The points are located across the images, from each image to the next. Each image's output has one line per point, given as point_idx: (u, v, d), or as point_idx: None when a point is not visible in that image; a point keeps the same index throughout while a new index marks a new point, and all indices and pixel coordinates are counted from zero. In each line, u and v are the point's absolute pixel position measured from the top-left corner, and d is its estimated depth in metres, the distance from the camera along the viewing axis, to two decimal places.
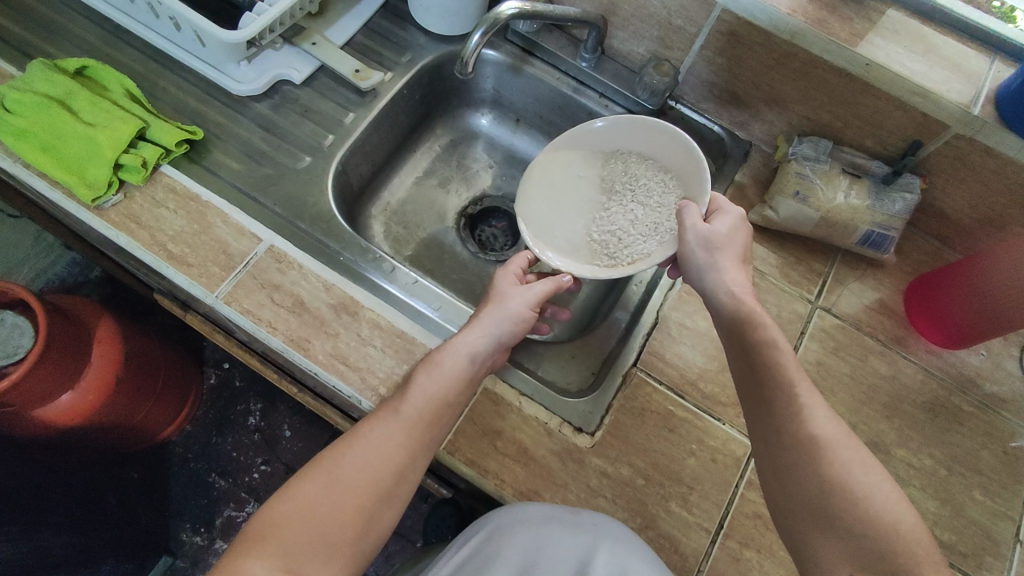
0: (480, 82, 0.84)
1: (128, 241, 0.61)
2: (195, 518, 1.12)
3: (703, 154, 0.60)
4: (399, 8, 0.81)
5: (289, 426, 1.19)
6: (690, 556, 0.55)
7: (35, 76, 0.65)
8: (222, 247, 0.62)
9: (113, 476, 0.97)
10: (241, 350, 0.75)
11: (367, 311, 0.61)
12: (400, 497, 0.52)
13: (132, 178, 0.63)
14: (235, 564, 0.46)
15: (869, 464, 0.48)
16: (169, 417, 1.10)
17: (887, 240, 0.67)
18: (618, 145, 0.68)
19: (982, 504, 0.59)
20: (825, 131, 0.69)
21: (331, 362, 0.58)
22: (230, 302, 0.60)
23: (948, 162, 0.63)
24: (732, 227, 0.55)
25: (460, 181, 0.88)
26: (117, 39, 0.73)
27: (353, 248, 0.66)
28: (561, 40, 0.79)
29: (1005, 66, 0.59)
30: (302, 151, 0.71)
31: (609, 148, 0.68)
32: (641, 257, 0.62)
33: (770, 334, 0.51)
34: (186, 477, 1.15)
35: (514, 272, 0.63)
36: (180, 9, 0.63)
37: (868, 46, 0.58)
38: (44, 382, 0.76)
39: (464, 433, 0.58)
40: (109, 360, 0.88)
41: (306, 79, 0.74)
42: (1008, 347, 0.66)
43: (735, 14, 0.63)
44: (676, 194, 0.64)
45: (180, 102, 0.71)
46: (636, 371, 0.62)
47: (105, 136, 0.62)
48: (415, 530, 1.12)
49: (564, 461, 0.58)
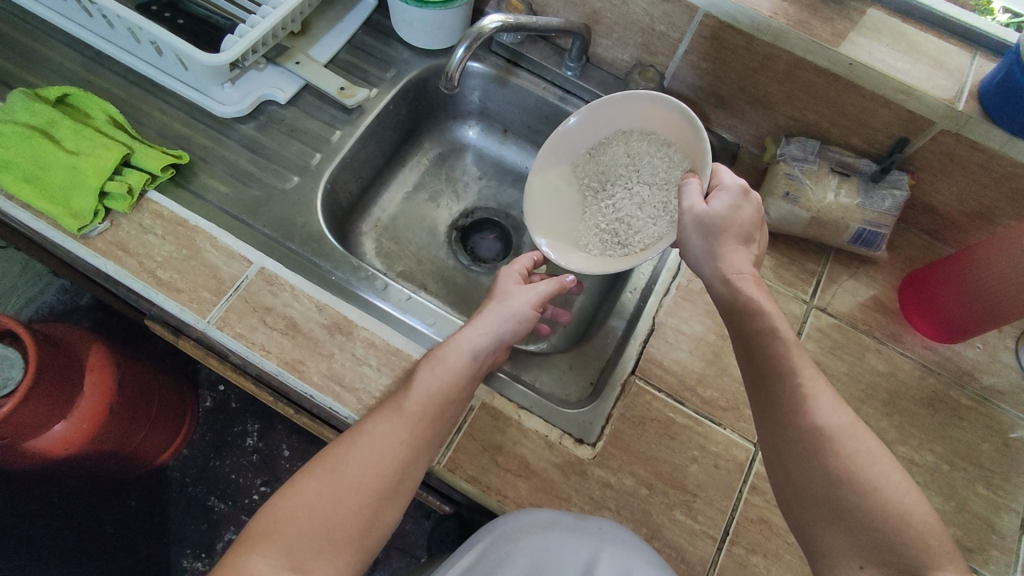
0: (466, 95, 0.84)
1: (117, 269, 0.61)
2: (195, 543, 1.08)
3: (702, 122, 0.57)
4: (383, 24, 0.80)
5: (288, 445, 1.17)
6: (697, 564, 0.55)
7: (15, 105, 0.64)
8: (213, 272, 0.62)
9: (95, 502, 1.02)
10: (236, 372, 0.73)
11: (361, 330, 0.60)
12: (399, 506, 0.51)
13: (118, 206, 0.63)
14: (241, 562, 0.45)
15: (878, 455, 0.47)
16: (166, 441, 1.07)
17: (879, 238, 0.67)
18: (618, 125, 0.67)
19: (986, 499, 0.59)
20: (812, 131, 0.69)
21: (326, 383, 0.58)
22: (222, 327, 0.59)
23: (936, 158, 0.63)
24: (733, 205, 0.53)
25: (450, 195, 0.88)
26: (98, 65, 0.73)
27: (345, 266, 0.66)
28: (545, 50, 0.79)
29: (986, 61, 0.60)
30: (290, 171, 0.71)
31: (609, 131, 0.67)
32: (653, 241, 0.62)
33: (772, 323, 0.50)
34: (185, 502, 1.11)
35: (516, 272, 0.64)
36: (159, 34, 0.63)
37: (849, 46, 0.59)
38: (39, 411, 0.77)
39: (465, 449, 0.57)
40: (103, 389, 0.87)
41: (291, 98, 0.74)
42: (1004, 339, 0.67)
43: (717, 18, 0.63)
44: (682, 167, 0.62)
45: (165, 127, 0.71)
46: (635, 379, 0.62)
47: (89, 164, 0.62)
48: (419, 545, 1.11)
49: (566, 474, 0.57)
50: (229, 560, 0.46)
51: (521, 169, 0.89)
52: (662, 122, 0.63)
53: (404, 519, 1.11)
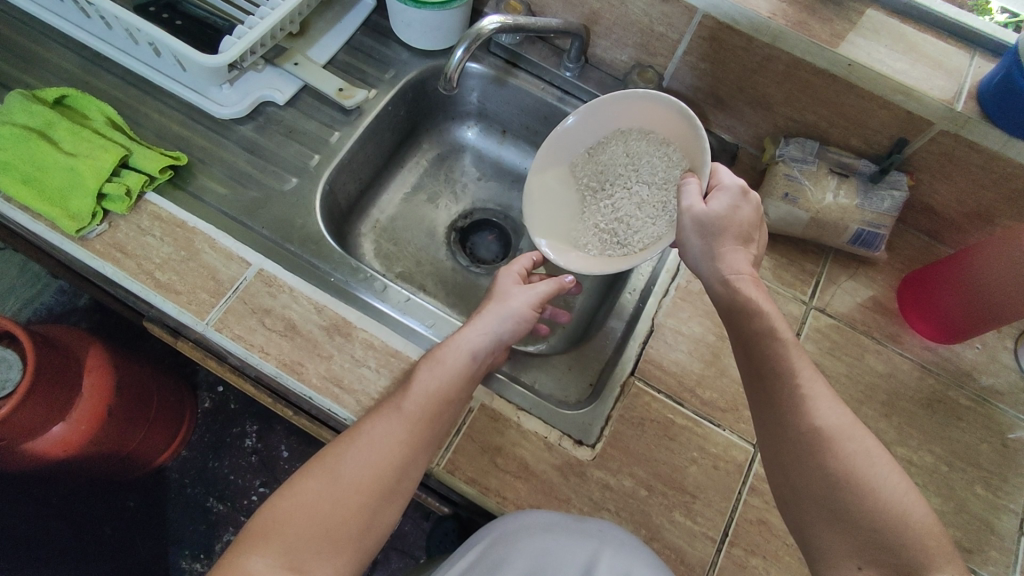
0: (465, 96, 0.84)
1: (115, 271, 0.61)
2: (193, 544, 1.09)
3: (700, 121, 0.57)
4: (381, 25, 0.80)
5: (287, 446, 1.16)
6: (696, 565, 0.55)
7: (12, 107, 0.64)
8: (211, 273, 0.61)
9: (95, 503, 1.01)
10: (236, 374, 0.73)
11: (361, 332, 0.60)
12: (398, 508, 0.51)
13: (116, 207, 0.62)
14: (239, 563, 0.45)
15: (876, 456, 0.47)
16: (164, 442, 1.07)
17: (878, 239, 0.67)
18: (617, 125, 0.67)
19: (985, 499, 0.59)
20: (811, 131, 0.69)
21: (325, 385, 0.58)
22: (221, 328, 0.59)
23: (935, 158, 0.63)
24: (732, 205, 0.53)
25: (449, 195, 0.88)
26: (96, 66, 0.73)
27: (344, 267, 0.65)
28: (544, 50, 0.78)
29: (985, 61, 0.60)
30: (289, 172, 0.70)
31: (608, 130, 0.67)
32: (652, 240, 0.61)
33: (771, 324, 0.50)
34: (184, 503, 1.11)
35: (516, 272, 0.64)
36: (157, 35, 0.63)
37: (848, 46, 0.59)
38: (37, 413, 0.77)
39: (464, 451, 0.57)
40: (101, 391, 0.86)
41: (290, 99, 0.74)
42: (1003, 340, 0.67)
43: (716, 19, 0.63)
44: (682, 167, 0.62)
45: (163, 128, 0.70)
46: (634, 380, 0.62)
47: (87, 166, 0.61)
48: (418, 546, 1.10)
49: (565, 475, 0.57)
50: (228, 560, 0.46)
51: (520, 170, 0.88)
52: (661, 122, 0.63)
53: (403, 520, 1.11)
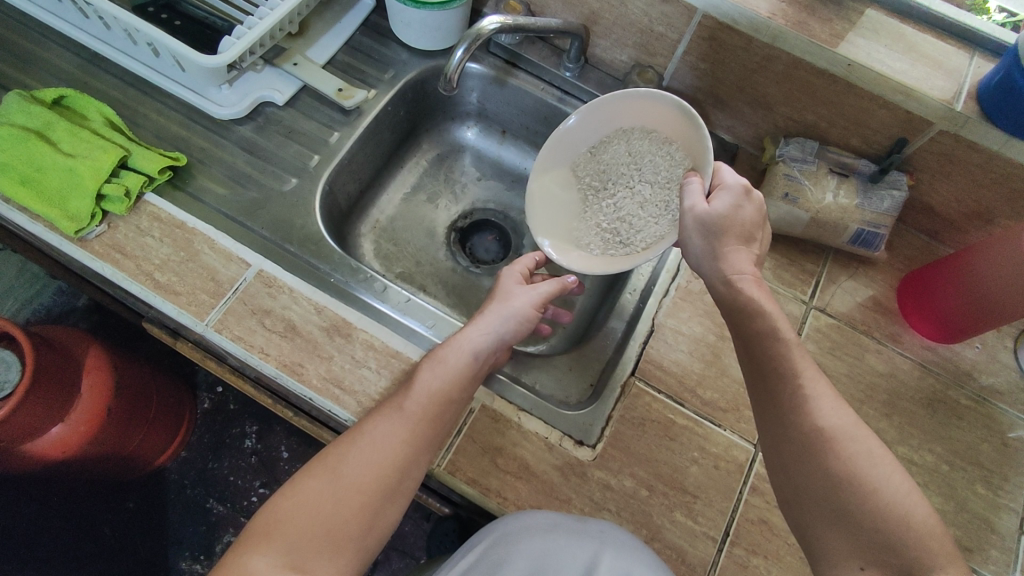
0: (465, 96, 0.84)
1: (114, 272, 0.60)
2: (193, 545, 1.09)
3: (702, 120, 0.57)
4: (380, 25, 0.80)
5: (287, 446, 1.16)
6: (697, 565, 0.55)
7: (11, 108, 0.64)
8: (211, 274, 0.61)
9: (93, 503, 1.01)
10: (236, 375, 0.73)
11: (361, 332, 0.60)
12: (399, 509, 0.51)
13: (115, 208, 0.62)
14: (241, 562, 0.45)
15: (878, 457, 0.47)
16: (164, 443, 1.07)
17: (877, 238, 0.67)
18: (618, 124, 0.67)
19: (985, 499, 0.59)
20: (811, 131, 0.69)
21: (325, 386, 0.57)
22: (221, 329, 0.59)
23: (934, 158, 0.63)
24: (734, 203, 0.53)
25: (449, 196, 0.87)
26: (95, 66, 0.72)
27: (344, 268, 0.65)
28: (544, 50, 0.78)
29: (984, 61, 0.60)
30: (288, 172, 0.70)
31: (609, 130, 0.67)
32: (654, 239, 0.62)
33: (772, 324, 0.50)
34: (184, 504, 1.11)
35: (518, 272, 0.64)
36: (156, 35, 0.62)
37: (848, 47, 0.59)
38: (37, 413, 0.77)
39: (464, 452, 0.57)
40: (100, 391, 0.86)
41: (289, 99, 0.74)
42: (1003, 339, 0.67)
43: (715, 19, 0.63)
44: (683, 166, 0.62)
45: (163, 128, 0.70)
46: (635, 380, 0.62)
47: (86, 167, 0.61)
48: (418, 546, 1.10)
49: (566, 475, 0.57)
50: (230, 559, 0.46)
51: (520, 170, 0.88)
52: (663, 121, 0.63)
53: (403, 520, 1.11)
